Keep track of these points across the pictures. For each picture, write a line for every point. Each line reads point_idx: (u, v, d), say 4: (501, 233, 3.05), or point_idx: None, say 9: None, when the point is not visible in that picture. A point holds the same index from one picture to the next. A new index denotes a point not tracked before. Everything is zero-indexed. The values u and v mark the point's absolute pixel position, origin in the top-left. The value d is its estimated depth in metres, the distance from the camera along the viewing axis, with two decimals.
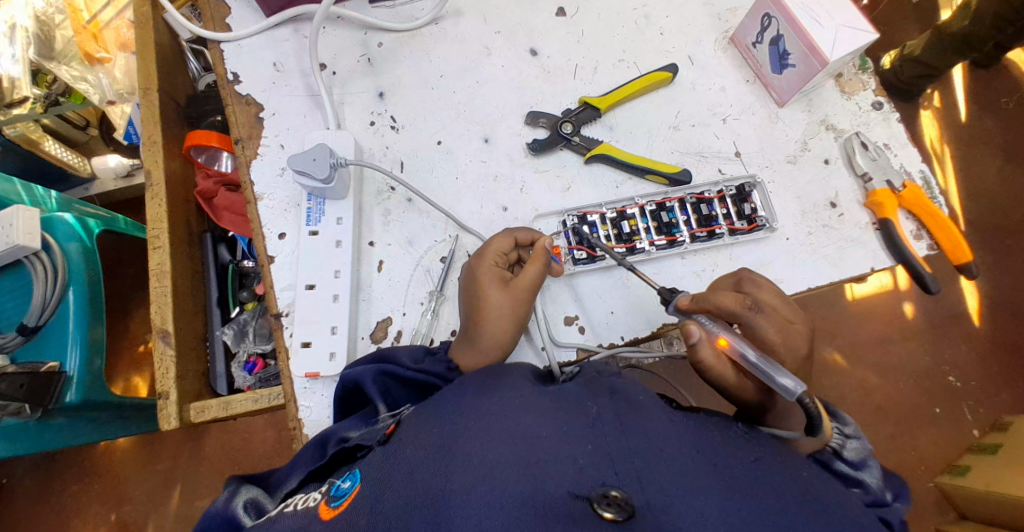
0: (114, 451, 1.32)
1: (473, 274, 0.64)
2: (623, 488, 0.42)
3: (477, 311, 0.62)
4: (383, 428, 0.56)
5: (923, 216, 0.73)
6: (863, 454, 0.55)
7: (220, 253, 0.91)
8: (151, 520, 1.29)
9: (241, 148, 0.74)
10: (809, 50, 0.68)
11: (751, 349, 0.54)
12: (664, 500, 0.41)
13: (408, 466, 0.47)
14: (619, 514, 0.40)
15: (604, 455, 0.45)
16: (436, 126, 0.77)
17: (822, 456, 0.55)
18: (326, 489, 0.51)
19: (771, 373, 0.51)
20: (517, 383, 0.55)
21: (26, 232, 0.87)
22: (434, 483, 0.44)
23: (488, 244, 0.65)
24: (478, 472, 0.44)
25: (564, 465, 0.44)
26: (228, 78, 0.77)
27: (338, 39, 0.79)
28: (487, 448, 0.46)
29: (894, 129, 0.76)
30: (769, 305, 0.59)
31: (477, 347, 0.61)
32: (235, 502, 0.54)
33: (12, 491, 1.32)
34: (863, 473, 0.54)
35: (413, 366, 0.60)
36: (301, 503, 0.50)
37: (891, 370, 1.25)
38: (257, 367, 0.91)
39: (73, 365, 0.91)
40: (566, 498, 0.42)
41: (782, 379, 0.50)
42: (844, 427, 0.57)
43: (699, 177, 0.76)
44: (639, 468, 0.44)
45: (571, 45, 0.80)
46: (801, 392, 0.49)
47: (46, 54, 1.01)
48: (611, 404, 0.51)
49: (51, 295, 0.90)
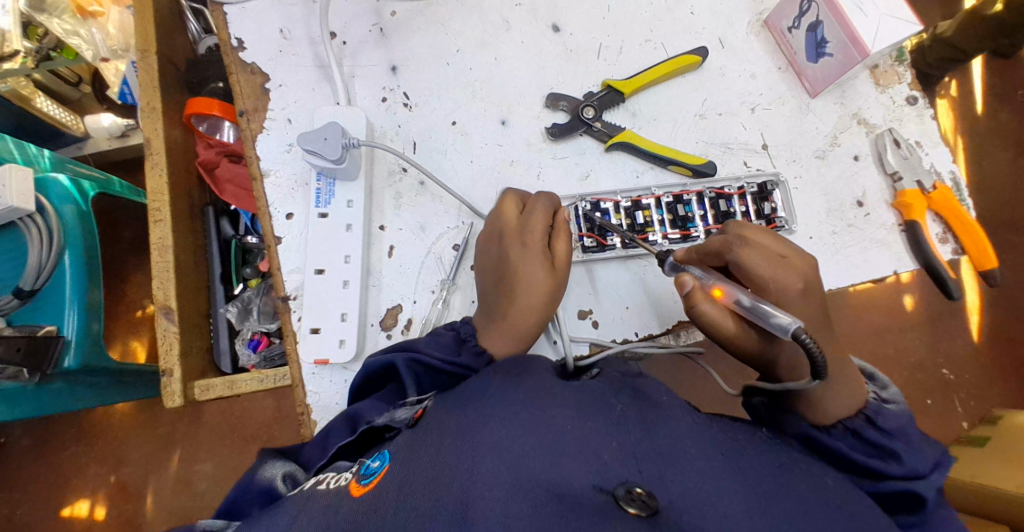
0: (112, 416, 1.32)
1: (512, 260, 0.62)
2: (646, 486, 0.42)
3: (506, 276, 0.62)
4: (410, 412, 0.54)
5: (950, 219, 0.71)
6: (902, 422, 0.50)
7: (221, 228, 0.87)
8: (150, 483, 1.30)
9: (247, 122, 0.71)
10: (849, 39, 0.64)
11: (745, 293, 0.51)
12: (687, 501, 0.41)
13: (433, 450, 0.46)
14: (643, 510, 0.39)
15: (628, 452, 0.44)
16: (450, 106, 0.73)
17: (852, 423, 0.51)
18: (358, 468, 0.49)
19: (766, 314, 0.48)
20: (537, 374, 0.53)
21: (19, 193, 0.84)
22: (449, 466, 0.44)
23: (528, 220, 0.63)
24: (502, 457, 0.43)
25: (586, 458, 0.43)
26: (233, 44, 0.72)
27: (350, 6, 0.74)
28: (511, 435, 0.45)
29: (927, 126, 0.73)
30: (758, 243, 0.53)
31: (508, 324, 0.60)
32: (271, 471, 0.54)
33: (9, 448, 1.32)
34: (898, 443, 0.49)
35: (446, 357, 0.57)
36: (332, 482, 0.47)
37: (888, 360, 1.11)
38: (262, 345, 0.88)
39: (71, 329, 0.89)
40: (591, 491, 0.41)
41: (777, 318, 0.47)
42: (881, 392, 0.53)
43: (723, 170, 0.73)
44: (662, 467, 0.43)
45: (596, 22, 0.76)
46: (797, 328, 0.45)
47: (37, 5, 0.95)
48: (635, 404, 0.51)
49: (47, 257, 0.87)
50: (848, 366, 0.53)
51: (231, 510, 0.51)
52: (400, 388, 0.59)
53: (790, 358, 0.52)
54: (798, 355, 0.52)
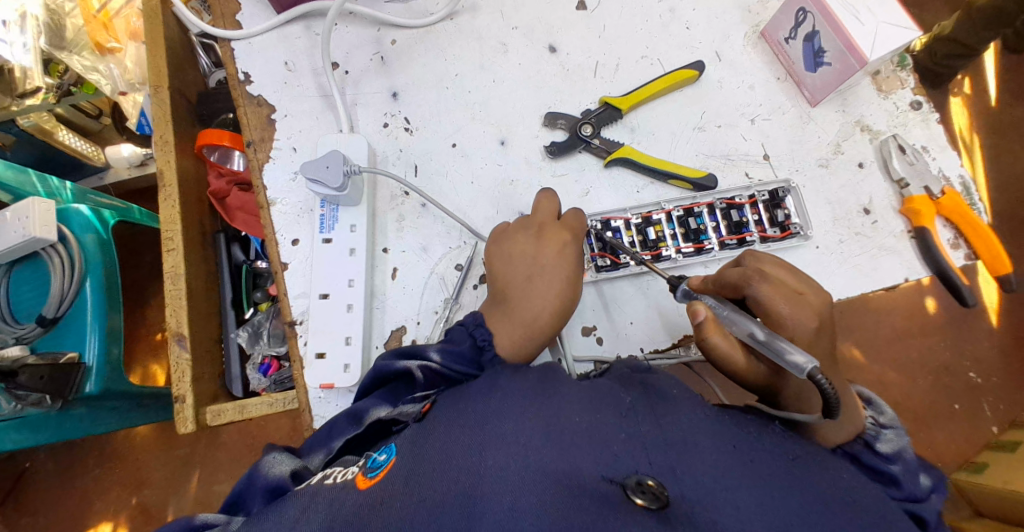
0: (134, 438, 1.35)
1: (542, 258, 0.61)
2: (657, 478, 0.40)
3: (540, 270, 0.61)
4: (418, 406, 0.54)
5: (961, 224, 0.70)
6: (900, 448, 0.50)
7: (232, 253, 0.89)
8: (171, 504, 1.31)
9: (254, 151, 0.73)
10: (846, 48, 0.64)
11: (758, 327, 0.49)
12: (699, 493, 0.39)
13: (442, 441, 0.46)
14: (653, 502, 0.38)
15: (638, 443, 0.43)
16: (450, 128, 0.74)
17: (852, 448, 0.50)
18: (363, 462, 0.49)
19: (781, 350, 0.46)
20: (547, 375, 0.53)
21: (41, 224, 0.87)
22: (453, 461, 0.43)
23: (565, 222, 0.65)
24: (509, 451, 0.43)
25: (595, 452, 0.42)
26: (239, 78, 0.75)
27: (351, 37, 0.76)
28: (518, 429, 0.45)
29: (934, 130, 0.72)
30: (776, 277, 0.53)
31: (519, 329, 0.58)
32: (276, 470, 0.52)
33: (36, 473, 1.35)
34: (898, 469, 0.48)
35: (463, 368, 0.56)
36: (338, 477, 0.47)
37: (912, 364, 0.99)
38: (272, 369, 0.90)
39: (92, 355, 0.91)
40: (600, 482, 0.40)
41: (793, 356, 0.45)
42: (879, 416, 0.52)
43: (725, 182, 0.72)
44: (674, 458, 0.42)
45: (592, 41, 0.76)
46: (813, 369, 0.44)
47: (57, 44, 0.99)
48: (644, 398, 0.49)
49: (69, 286, 0.90)
50: (848, 396, 0.52)
51: (239, 501, 0.52)
52: (406, 386, 0.59)
53: (796, 391, 0.51)
54: (803, 389, 0.51)
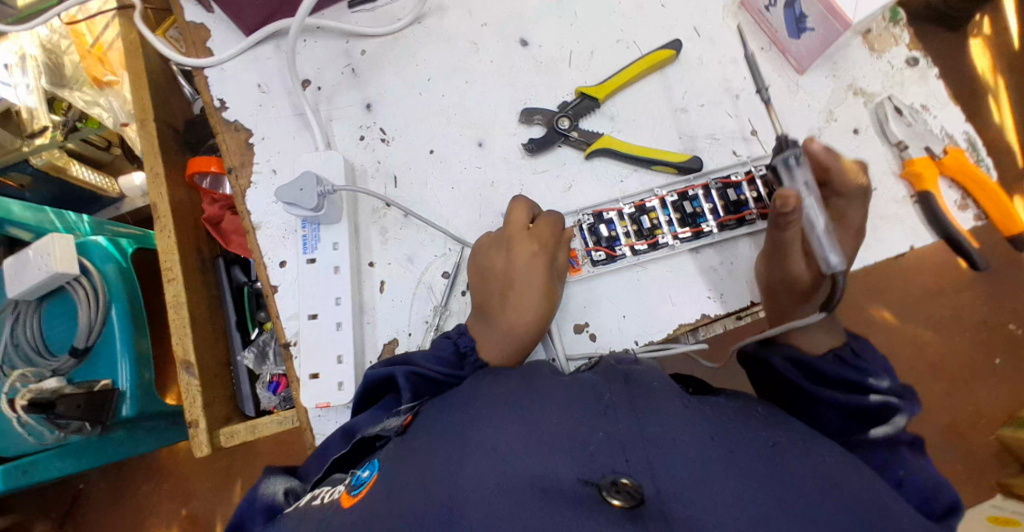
0: (175, 454, 1.40)
1: (516, 272, 0.60)
2: (634, 477, 0.39)
3: (512, 286, 0.60)
4: (402, 419, 0.55)
5: (966, 183, 0.65)
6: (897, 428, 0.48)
7: (233, 275, 0.90)
8: (216, 513, 1.36)
9: (235, 178, 0.74)
10: (828, 11, 0.60)
11: (819, 217, 0.55)
12: (675, 489, 0.38)
13: (422, 454, 0.46)
14: (629, 501, 0.37)
15: (616, 442, 0.42)
16: (426, 134, 0.74)
17: None
18: (348, 480, 0.49)
19: (825, 248, 0.54)
20: (531, 376, 0.53)
21: (61, 259, 0.89)
22: (435, 473, 0.43)
23: (539, 233, 0.62)
24: (487, 459, 0.42)
25: (574, 454, 0.42)
26: (215, 105, 0.76)
27: (320, 52, 0.76)
28: (498, 436, 0.45)
29: (930, 87, 0.68)
30: None
31: (505, 340, 0.59)
32: (272, 489, 0.55)
33: (89, 495, 1.42)
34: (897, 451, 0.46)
35: (446, 369, 0.57)
36: (325, 497, 0.48)
37: (945, 322, 1.02)
38: (282, 387, 0.89)
39: (126, 380, 0.94)
40: (576, 484, 0.39)
41: (834, 256, 0.53)
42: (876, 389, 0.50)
43: (711, 162, 0.70)
44: (652, 454, 0.41)
45: (564, 30, 0.74)
46: (841, 272, 0.53)
47: (58, 82, 1.02)
48: (626, 391, 0.48)
49: (96, 315, 0.92)
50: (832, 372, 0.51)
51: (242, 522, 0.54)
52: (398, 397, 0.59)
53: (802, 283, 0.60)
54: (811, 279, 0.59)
